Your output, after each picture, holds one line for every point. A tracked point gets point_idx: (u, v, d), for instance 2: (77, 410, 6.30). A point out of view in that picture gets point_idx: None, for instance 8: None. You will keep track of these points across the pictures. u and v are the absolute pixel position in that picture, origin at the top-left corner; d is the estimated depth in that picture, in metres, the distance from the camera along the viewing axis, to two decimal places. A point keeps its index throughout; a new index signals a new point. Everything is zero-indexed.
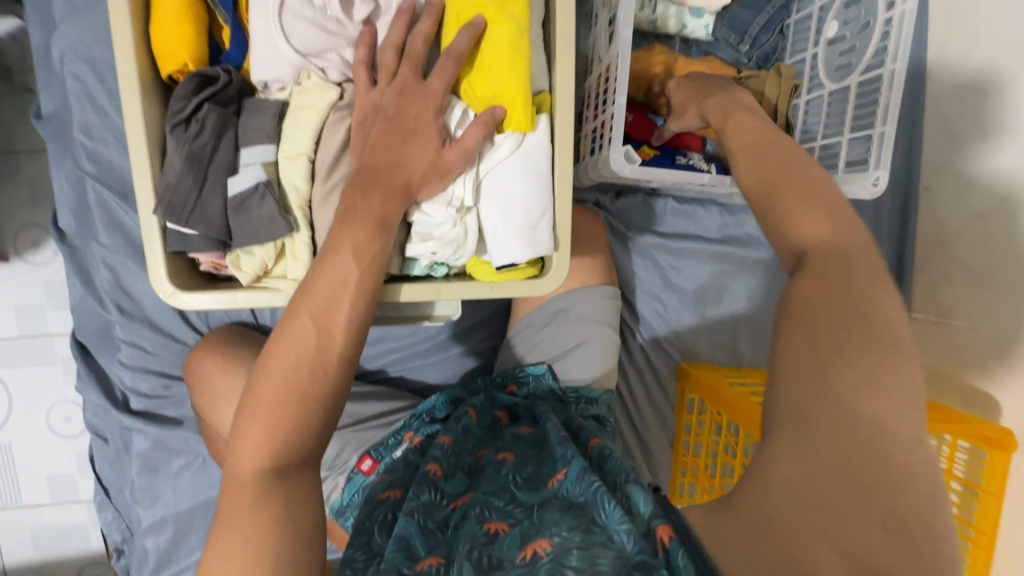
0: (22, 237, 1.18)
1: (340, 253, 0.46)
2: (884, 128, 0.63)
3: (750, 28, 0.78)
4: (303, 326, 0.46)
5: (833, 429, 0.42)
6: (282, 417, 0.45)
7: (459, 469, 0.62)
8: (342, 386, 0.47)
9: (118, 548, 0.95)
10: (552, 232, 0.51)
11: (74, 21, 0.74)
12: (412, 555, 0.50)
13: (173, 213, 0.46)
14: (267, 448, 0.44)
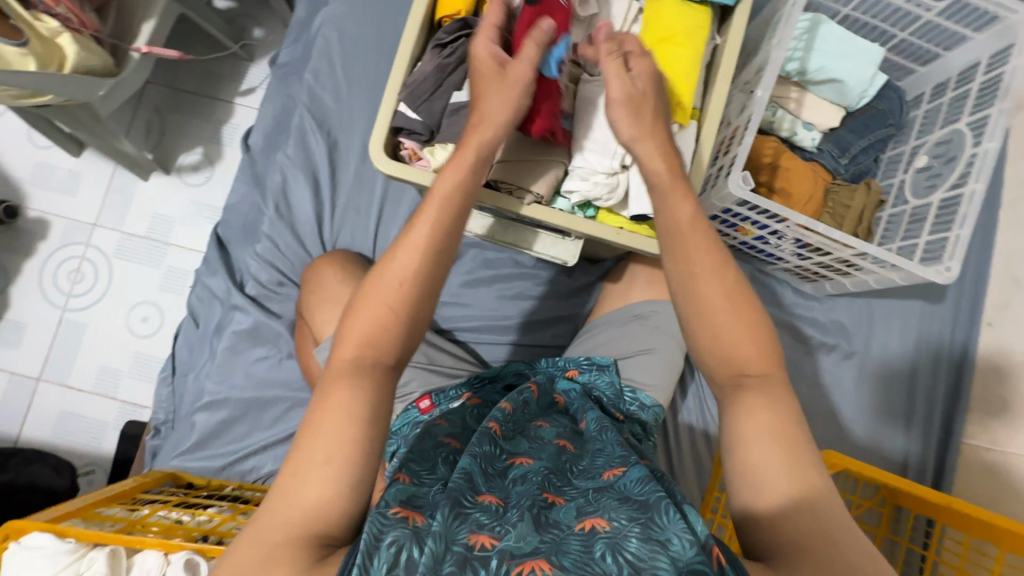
0: (188, 161, 1.41)
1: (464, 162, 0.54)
2: (959, 231, 0.72)
3: (851, 147, 0.91)
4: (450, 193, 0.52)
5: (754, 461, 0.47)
6: (402, 248, 0.51)
7: (518, 433, 0.65)
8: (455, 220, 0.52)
9: (157, 427, 0.99)
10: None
11: (342, 2, 0.98)
12: (474, 487, 0.52)
13: (411, 99, 0.64)
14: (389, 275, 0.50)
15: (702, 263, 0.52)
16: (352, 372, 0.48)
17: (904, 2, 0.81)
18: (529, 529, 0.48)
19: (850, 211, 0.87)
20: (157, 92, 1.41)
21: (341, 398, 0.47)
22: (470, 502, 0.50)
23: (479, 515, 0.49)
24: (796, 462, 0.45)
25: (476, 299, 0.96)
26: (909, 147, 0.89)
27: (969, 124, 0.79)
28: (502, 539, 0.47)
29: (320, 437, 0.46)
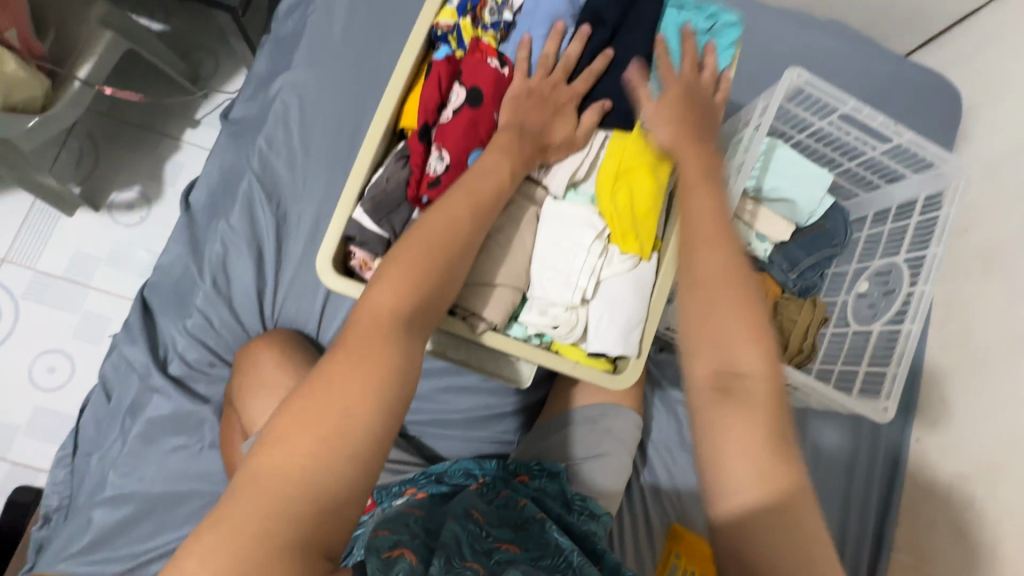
0: (121, 198, 1.30)
1: (500, 169, 0.59)
2: (897, 368, 0.75)
3: (799, 262, 0.95)
4: (460, 214, 0.55)
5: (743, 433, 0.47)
6: (421, 268, 0.51)
7: (503, 523, 0.65)
8: (462, 255, 0.55)
9: (47, 515, 0.87)
10: (640, 338, 0.64)
11: (305, 68, 0.94)
12: (462, 554, 0.54)
13: (373, 209, 0.61)
14: (397, 294, 0.50)
15: (725, 331, 0.50)
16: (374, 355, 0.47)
17: (853, 138, 0.86)
18: None
19: (795, 326, 0.89)
20: (95, 120, 1.31)
21: (346, 415, 0.43)
22: (459, 564, 0.52)
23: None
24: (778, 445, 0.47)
25: (425, 389, 0.91)
26: (852, 270, 0.93)
27: (907, 261, 0.83)
28: None
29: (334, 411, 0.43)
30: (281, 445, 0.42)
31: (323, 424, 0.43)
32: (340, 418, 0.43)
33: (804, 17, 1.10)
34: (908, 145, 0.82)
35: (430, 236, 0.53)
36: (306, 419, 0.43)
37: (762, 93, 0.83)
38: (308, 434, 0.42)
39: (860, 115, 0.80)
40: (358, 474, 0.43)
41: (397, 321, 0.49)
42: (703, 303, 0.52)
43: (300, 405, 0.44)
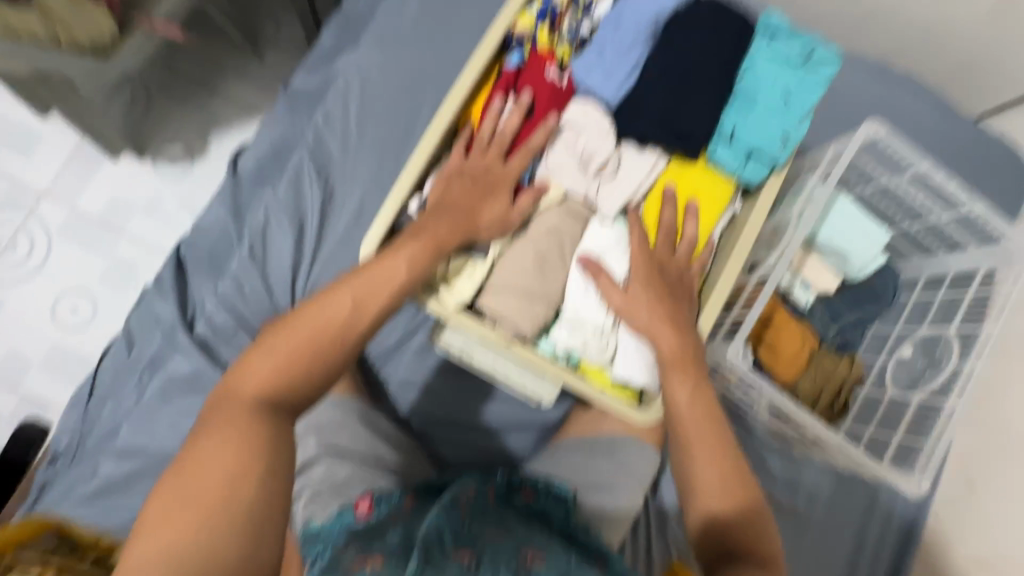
0: (166, 151, 1.30)
1: (402, 262, 0.57)
2: (935, 445, 0.72)
3: (841, 317, 0.92)
4: (339, 304, 0.55)
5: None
6: (296, 353, 0.52)
7: (476, 538, 0.62)
8: (350, 347, 0.55)
9: (54, 455, 0.88)
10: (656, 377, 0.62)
11: (372, 49, 0.93)
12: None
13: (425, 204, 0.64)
14: (274, 380, 0.52)
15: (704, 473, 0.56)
16: (246, 430, 0.49)
17: (920, 200, 0.83)
18: None
19: (828, 380, 0.87)
20: None
21: (218, 495, 0.46)
22: None
23: None
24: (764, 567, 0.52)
25: (441, 389, 0.90)
26: (895, 334, 0.90)
27: (958, 334, 0.80)
28: None
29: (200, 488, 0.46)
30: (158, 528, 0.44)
31: (189, 507, 0.45)
32: (217, 490, 0.46)
33: (879, 69, 1.08)
34: (978, 216, 0.79)
35: (311, 322, 0.54)
36: (175, 492, 0.45)
37: (837, 141, 0.80)
38: (177, 512, 0.45)
39: (935, 178, 0.77)
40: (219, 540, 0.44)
41: (274, 398, 0.51)
42: (685, 449, 0.58)
43: (168, 484, 0.47)
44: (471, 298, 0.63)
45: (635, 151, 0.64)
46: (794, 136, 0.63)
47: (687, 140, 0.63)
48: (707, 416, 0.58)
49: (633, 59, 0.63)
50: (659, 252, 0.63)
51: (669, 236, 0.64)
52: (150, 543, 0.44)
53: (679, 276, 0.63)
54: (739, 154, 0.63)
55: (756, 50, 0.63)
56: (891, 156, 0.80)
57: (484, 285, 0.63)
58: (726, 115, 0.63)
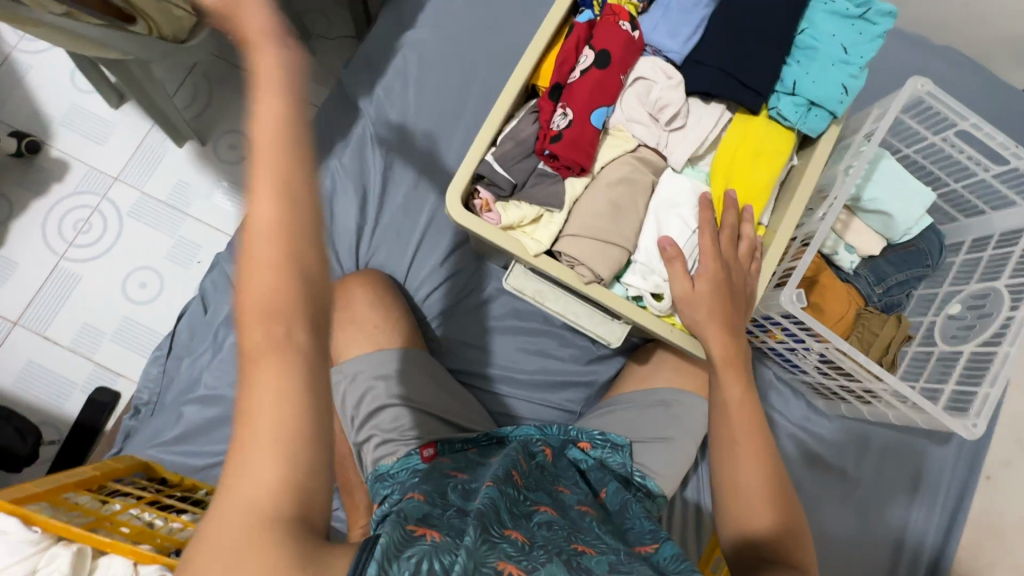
0: (226, 138, 1.39)
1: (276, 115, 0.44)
2: (990, 389, 0.73)
3: (887, 277, 0.94)
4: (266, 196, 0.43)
5: (742, 468, 0.64)
6: (268, 260, 0.42)
7: (538, 487, 0.66)
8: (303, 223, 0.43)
9: (137, 408, 0.94)
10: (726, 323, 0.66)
11: (428, 29, 0.99)
12: (502, 522, 0.53)
13: (502, 157, 0.64)
14: (264, 301, 0.42)
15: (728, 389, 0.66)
16: (269, 363, 0.41)
17: (967, 158, 0.84)
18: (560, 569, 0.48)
19: (877, 339, 0.89)
20: (213, 62, 1.40)
21: (273, 434, 0.40)
22: (498, 534, 0.50)
23: (505, 546, 0.48)
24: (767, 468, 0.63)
25: (496, 346, 0.94)
26: (943, 292, 0.91)
27: (1008, 286, 0.81)
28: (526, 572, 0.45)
29: (260, 434, 0.40)
30: (233, 485, 0.40)
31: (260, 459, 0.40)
32: (271, 428, 0.40)
33: (920, 39, 1.09)
34: None
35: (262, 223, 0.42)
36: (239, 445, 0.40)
37: (879, 101, 0.83)
38: (248, 467, 0.40)
39: (980, 132, 0.79)
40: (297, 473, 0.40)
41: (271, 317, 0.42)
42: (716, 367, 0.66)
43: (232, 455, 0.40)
44: (551, 244, 0.65)
45: (701, 104, 0.68)
46: (852, 87, 0.66)
47: (743, 87, 0.65)
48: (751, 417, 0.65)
49: (700, 15, 0.68)
50: (722, 232, 0.66)
51: (732, 235, 0.66)
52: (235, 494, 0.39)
53: (741, 278, 0.66)
54: (801, 102, 0.66)
55: (812, 9, 0.67)
56: (937, 114, 0.83)
57: (561, 233, 0.65)
58: (785, 70, 0.67)
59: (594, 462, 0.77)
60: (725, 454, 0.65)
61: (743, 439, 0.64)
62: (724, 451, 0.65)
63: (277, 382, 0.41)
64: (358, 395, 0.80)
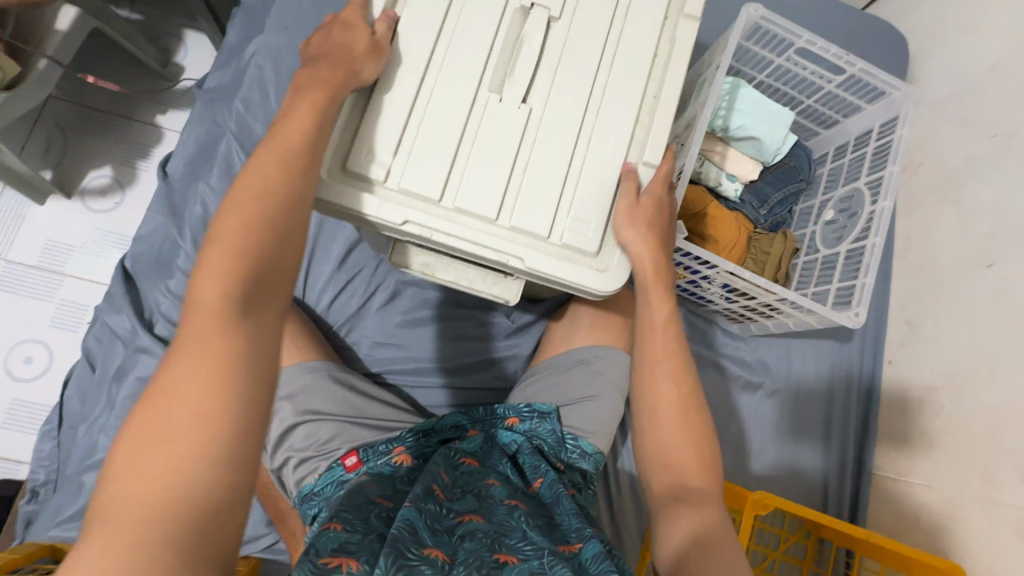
0: (92, 185, 1.28)
1: (303, 112, 0.53)
2: (864, 279, 0.80)
3: (769, 199, 0.99)
4: (268, 169, 0.50)
5: (670, 437, 0.60)
6: (238, 228, 0.47)
7: (462, 491, 0.65)
8: (289, 223, 0.50)
9: (34, 489, 0.86)
10: (601, 233, 0.61)
11: (277, 31, 0.95)
12: (419, 540, 0.53)
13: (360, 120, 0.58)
14: (222, 272, 0.45)
15: (653, 347, 0.63)
16: (214, 330, 0.43)
17: (810, 72, 0.90)
18: None
19: (769, 257, 0.94)
20: (61, 106, 1.29)
21: (208, 397, 0.40)
22: (414, 554, 0.50)
23: (423, 568, 0.49)
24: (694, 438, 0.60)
25: (411, 340, 0.92)
26: (818, 202, 0.97)
27: (867, 184, 0.88)
28: None
29: (177, 407, 0.39)
30: (130, 442, 0.38)
31: (173, 428, 0.39)
32: (196, 399, 0.40)
33: None
34: (862, 74, 0.86)
35: (250, 188, 0.49)
36: (159, 403, 0.39)
37: (722, 35, 0.87)
38: (180, 364, 0.41)
39: (814, 47, 0.84)
40: (219, 426, 0.39)
41: (225, 293, 0.44)
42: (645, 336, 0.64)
43: (145, 408, 0.40)
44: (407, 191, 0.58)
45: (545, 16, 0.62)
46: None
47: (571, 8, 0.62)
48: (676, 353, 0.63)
49: None
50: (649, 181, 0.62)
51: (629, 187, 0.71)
52: (146, 444, 0.38)
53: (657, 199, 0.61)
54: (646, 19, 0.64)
55: None
56: (775, 36, 0.88)
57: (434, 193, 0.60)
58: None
59: (523, 439, 0.76)
60: (650, 419, 0.61)
61: (659, 400, 0.61)
62: (657, 419, 0.61)
63: (204, 354, 0.41)
64: None
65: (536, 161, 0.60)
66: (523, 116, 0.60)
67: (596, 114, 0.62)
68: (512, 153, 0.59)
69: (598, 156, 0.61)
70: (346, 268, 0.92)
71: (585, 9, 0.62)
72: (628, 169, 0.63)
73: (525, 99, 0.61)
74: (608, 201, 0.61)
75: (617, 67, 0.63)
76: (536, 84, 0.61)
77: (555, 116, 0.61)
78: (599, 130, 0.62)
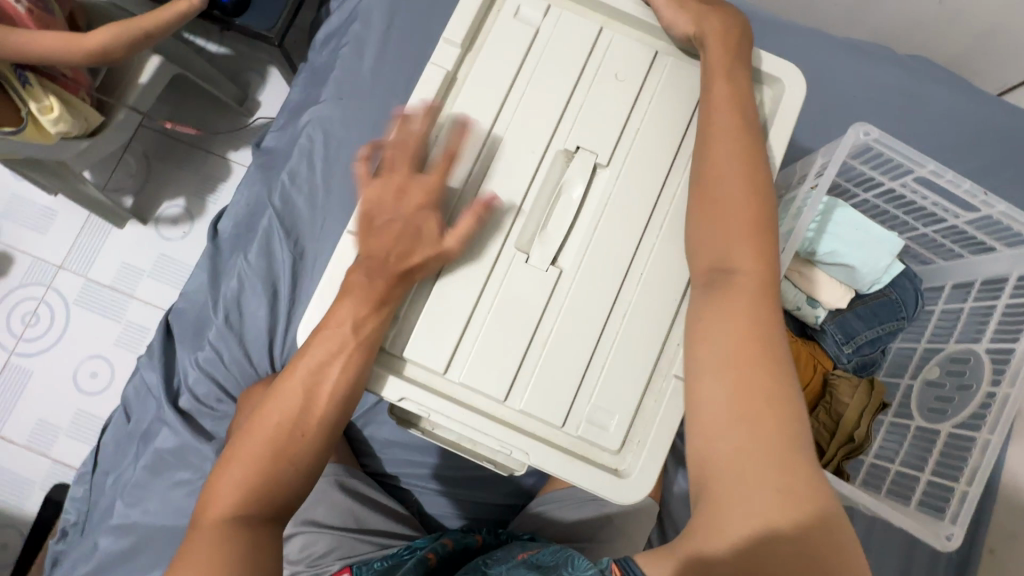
0: (166, 214, 1.34)
1: (344, 319, 0.51)
2: (968, 488, 0.64)
3: (857, 335, 0.83)
4: (300, 385, 0.51)
5: (729, 340, 0.48)
6: (261, 451, 0.49)
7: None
8: (314, 450, 0.51)
9: (65, 529, 0.90)
10: (624, 427, 0.56)
11: (332, 102, 0.92)
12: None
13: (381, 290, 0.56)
14: (236, 497, 0.47)
15: (720, 213, 0.52)
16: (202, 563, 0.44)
17: (930, 203, 0.74)
18: None
19: (845, 413, 0.78)
20: (149, 136, 1.36)
21: None
22: None
23: None
24: (764, 352, 0.47)
25: (425, 444, 0.87)
26: (921, 351, 0.80)
27: (989, 351, 0.71)
28: None
29: None
30: None
31: None
32: None
33: (880, 55, 0.99)
34: (1001, 217, 0.69)
35: (280, 410, 0.50)
36: None
37: (822, 148, 0.73)
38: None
39: (941, 180, 0.68)
40: None
41: (235, 520, 0.46)
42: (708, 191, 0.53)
43: None
44: (416, 358, 0.56)
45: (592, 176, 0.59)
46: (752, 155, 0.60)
47: (620, 169, 0.59)
48: (769, 356, 0.47)
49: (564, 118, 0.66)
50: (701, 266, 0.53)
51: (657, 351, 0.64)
52: None
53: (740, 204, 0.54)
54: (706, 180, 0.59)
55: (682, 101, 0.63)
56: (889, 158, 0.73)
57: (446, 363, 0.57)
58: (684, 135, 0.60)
59: None
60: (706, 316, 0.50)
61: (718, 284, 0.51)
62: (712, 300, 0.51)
63: None
64: None
65: (559, 334, 0.56)
66: (550, 281, 0.57)
67: (632, 287, 0.57)
68: (533, 324, 0.56)
69: (632, 337, 0.57)
70: None
71: (636, 165, 0.59)
72: (664, 356, 0.57)
73: (556, 260, 0.58)
74: (637, 390, 0.56)
75: (662, 236, 0.58)
76: (569, 246, 0.58)
77: (586, 283, 0.57)
78: (634, 304, 0.57)
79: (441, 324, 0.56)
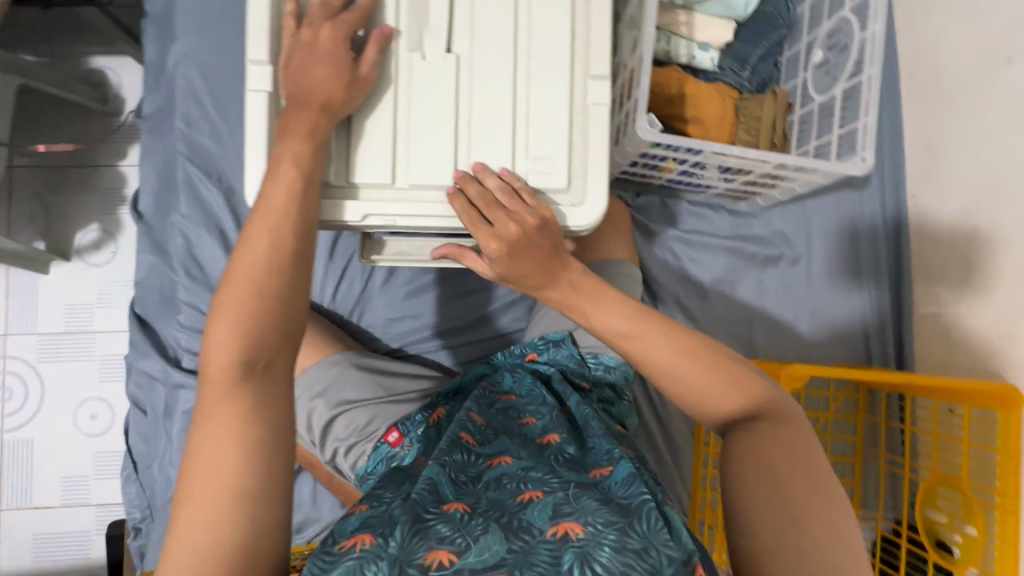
0: (85, 241, 1.29)
1: (283, 159, 0.53)
2: (868, 117, 0.76)
3: (749, 58, 0.89)
4: (262, 230, 0.50)
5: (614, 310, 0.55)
6: (244, 299, 0.48)
7: (497, 435, 0.64)
8: (297, 285, 0.51)
9: (136, 526, 0.94)
10: (566, 163, 0.62)
11: (192, 35, 0.89)
12: (440, 497, 0.53)
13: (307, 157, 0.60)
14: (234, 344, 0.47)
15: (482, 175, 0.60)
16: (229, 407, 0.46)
17: None
18: (496, 537, 0.50)
19: (762, 121, 0.86)
20: (27, 174, 1.28)
21: (223, 485, 0.44)
22: (433, 513, 0.51)
23: (441, 527, 0.50)
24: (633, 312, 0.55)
25: (423, 308, 0.92)
26: (804, 45, 0.88)
27: (853, 10, 0.81)
28: (465, 553, 0.48)
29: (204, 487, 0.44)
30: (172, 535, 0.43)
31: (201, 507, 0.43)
32: (218, 484, 0.44)
33: None
34: None
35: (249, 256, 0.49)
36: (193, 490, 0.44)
37: None
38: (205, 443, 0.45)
39: None
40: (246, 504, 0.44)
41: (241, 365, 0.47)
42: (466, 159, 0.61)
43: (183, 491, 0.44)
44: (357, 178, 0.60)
45: None
46: None
47: None
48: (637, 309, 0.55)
49: None
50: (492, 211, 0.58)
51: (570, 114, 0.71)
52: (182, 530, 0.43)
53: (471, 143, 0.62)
54: None
55: None
56: None
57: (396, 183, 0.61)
58: None
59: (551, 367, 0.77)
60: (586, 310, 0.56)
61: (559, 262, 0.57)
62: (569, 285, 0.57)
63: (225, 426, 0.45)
64: (306, 420, 0.80)
65: (480, 108, 0.62)
66: (453, 66, 0.61)
67: (525, 45, 0.62)
68: (454, 109, 0.61)
69: (544, 94, 0.62)
70: (338, 254, 0.91)
71: None
72: (576, 94, 0.63)
73: (450, 48, 0.62)
74: (565, 128, 0.62)
75: None
76: (457, 29, 0.62)
77: (485, 55, 0.62)
78: (533, 59, 0.62)
79: (374, 143, 0.60)
